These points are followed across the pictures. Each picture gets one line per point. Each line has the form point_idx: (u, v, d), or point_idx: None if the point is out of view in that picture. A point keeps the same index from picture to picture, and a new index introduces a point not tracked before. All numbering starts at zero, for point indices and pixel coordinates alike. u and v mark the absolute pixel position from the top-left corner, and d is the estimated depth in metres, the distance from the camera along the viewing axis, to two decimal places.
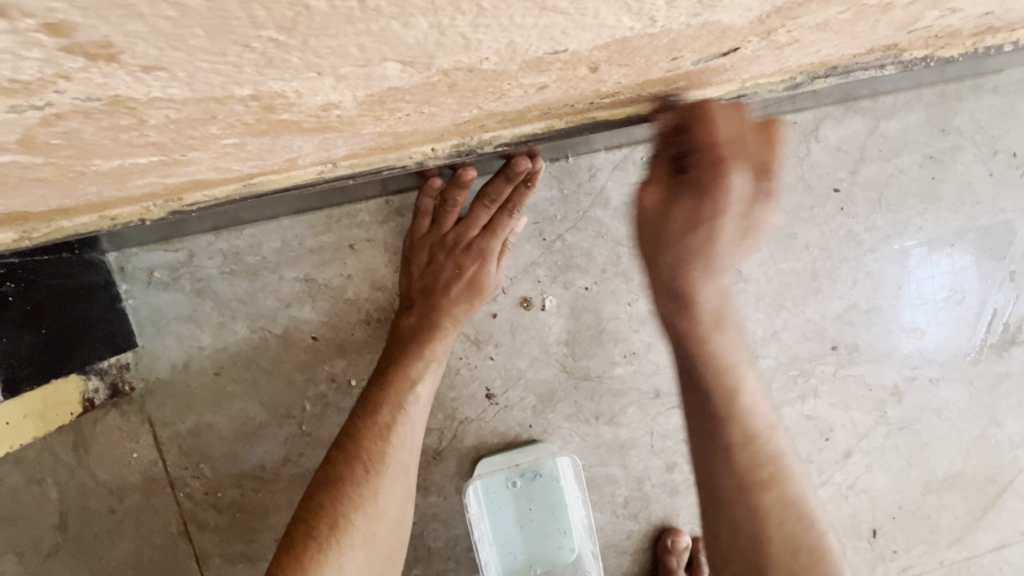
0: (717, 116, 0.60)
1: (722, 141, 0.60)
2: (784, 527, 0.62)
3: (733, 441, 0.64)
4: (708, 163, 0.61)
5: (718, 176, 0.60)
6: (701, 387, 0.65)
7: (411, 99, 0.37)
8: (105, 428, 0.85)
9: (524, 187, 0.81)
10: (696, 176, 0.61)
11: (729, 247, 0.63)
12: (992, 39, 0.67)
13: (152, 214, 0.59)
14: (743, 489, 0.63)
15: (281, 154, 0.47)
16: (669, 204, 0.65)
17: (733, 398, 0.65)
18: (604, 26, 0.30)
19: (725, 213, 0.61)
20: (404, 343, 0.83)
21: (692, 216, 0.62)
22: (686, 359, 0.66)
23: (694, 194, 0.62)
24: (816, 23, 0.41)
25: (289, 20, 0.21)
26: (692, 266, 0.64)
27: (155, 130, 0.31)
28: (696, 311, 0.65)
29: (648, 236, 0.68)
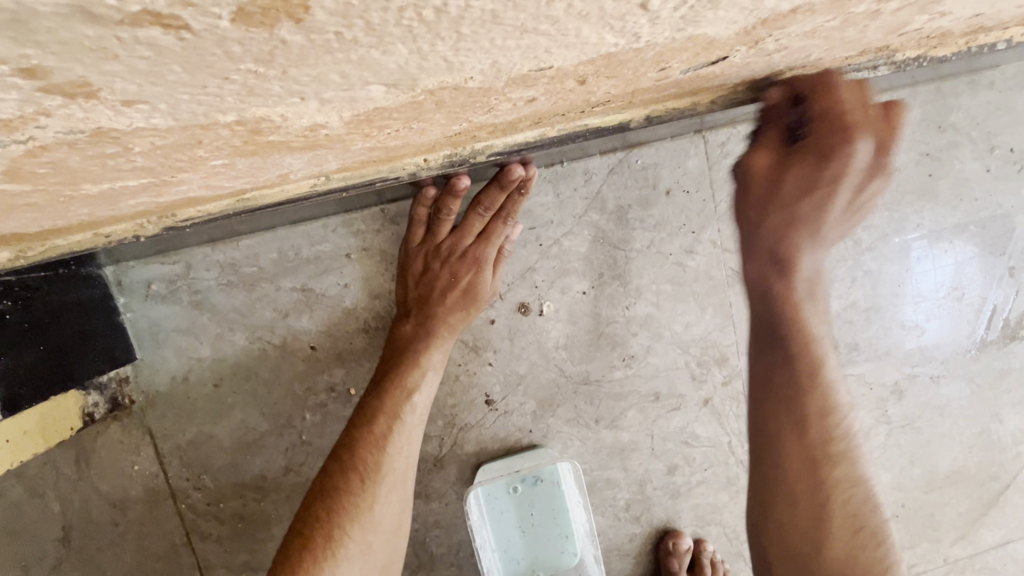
0: (841, 87, 0.59)
1: (843, 113, 0.59)
2: (843, 498, 0.76)
3: (813, 414, 0.76)
4: (819, 132, 0.60)
5: (844, 144, 0.61)
6: (781, 359, 0.75)
7: (397, 116, 0.37)
8: (106, 441, 0.85)
9: (518, 196, 0.81)
10: (814, 146, 0.61)
11: (835, 220, 0.69)
12: (985, 37, 0.67)
13: (146, 230, 0.59)
14: (811, 467, 0.74)
15: (271, 171, 0.47)
16: (781, 169, 0.65)
17: (818, 373, 0.76)
18: (587, 44, 0.30)
19: (841, 187, 0.65)
20: (399, 351, 0.83)
21: (806, 184, 0.64)
22: (783, 326, 0.75)
23: (810, 163, 0.62)
24: (804, 31, 0.41)
25: (266, 53, 0.21)
26: (792, 239, 0.70)
27: (142, 156, 0.31)
28: (792, 278, 0.74)
29: (752, 201, 0.71)
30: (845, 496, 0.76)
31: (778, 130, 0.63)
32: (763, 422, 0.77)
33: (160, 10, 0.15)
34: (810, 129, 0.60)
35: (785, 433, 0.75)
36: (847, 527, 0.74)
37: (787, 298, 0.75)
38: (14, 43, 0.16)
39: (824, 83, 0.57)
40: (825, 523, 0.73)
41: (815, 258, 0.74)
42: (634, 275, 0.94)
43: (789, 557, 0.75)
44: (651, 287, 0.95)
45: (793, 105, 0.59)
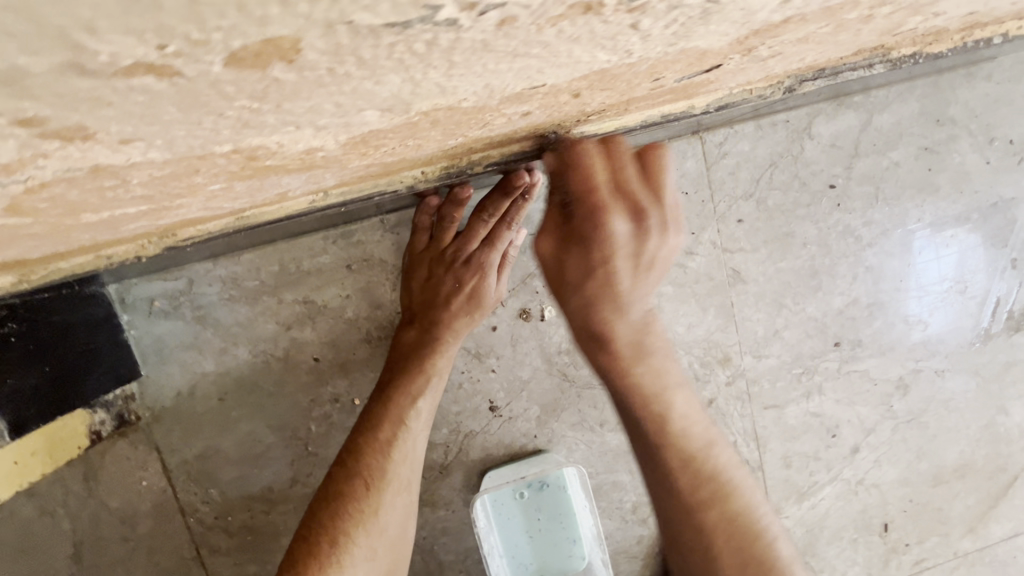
0: (591, 161, 0.57)
1: (595, 183, 0.56)
2: (725, 535, 0.60)
3: (671, 468, 0.61)
4: (581, 208, 0.56)
5: (599, 226, 0.55)
6: (630, 425, 0.62)
7: (395, 136, 0.37)
8: (114, 457, 0.85)
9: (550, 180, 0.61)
10: (579, 230, 0.57)
11: (629, 287, 0.58)
12: (981, 32, 0.67)
13: (146, 250, 0.59)
14: (685, 515, 0.61)
15: (271, 191, 0.47)
16: (564, 252, 0.58)
17: (655, 423, 0.61)
18: (580, 62, 0.30)
19: (618, 266, 0.57)
20: (404, 358, 0.83)
21: (590, 265, 0.57)
22: (615, 397, 0.62)
23: (584, 247, 0.57)
24: (797, 38, 0.41)
25: (261, 90, 0.21)
26: (596, 314, 0.59)
27: (142, 186, 0.31)
28: (612, 349, 0.60)
29: (552, 283, 0.62)
30: (729, 534, 0.60)
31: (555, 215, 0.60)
32: (646, 470, 0.63)
33: (152, 62, 0.16)
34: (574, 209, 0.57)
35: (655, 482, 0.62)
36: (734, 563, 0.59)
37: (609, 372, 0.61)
38: (12, 99, 0.16)
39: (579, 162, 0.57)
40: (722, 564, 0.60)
41: (632, 324, 0.60)
42: None
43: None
44: None
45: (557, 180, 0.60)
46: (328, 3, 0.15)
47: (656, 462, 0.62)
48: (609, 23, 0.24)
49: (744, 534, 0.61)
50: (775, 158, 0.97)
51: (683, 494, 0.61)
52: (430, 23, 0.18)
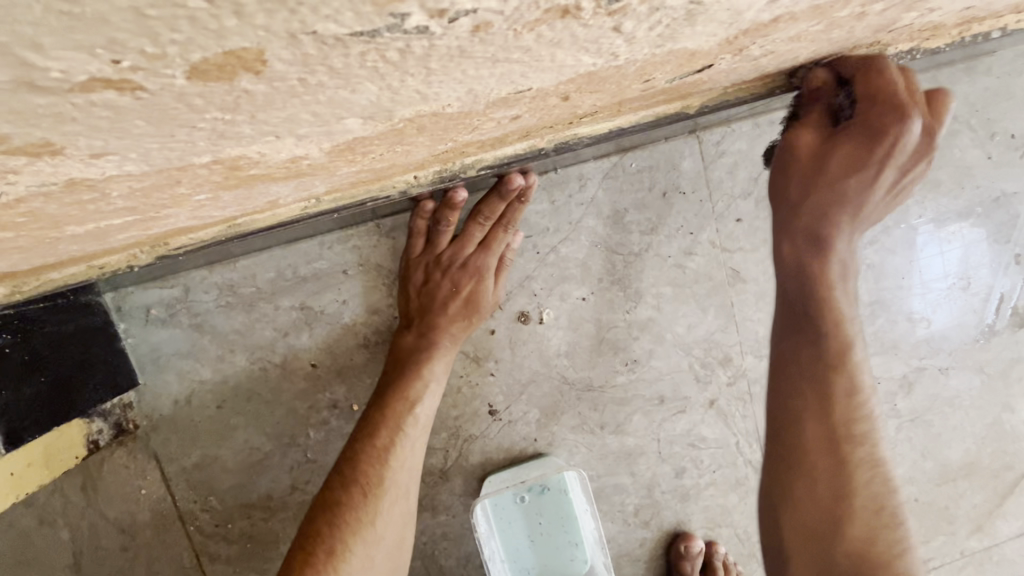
0: (890, 70, 0.52)
1: (894, 89, 0.51)
2: (869, 484, 0.56)
3: (835, 393, 0.57)
4: (877, 107, 0.52)
5: (897, 120, 0.51)
6: (807, 346, 0.58)
7: (379, 143, 0.37)
8: (112, 466, 0.85)
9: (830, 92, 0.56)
10: (860, 125, 0.53)
11: (875, 205, 0.57)
12: (980, 26, 0.66)
13: (139, 260, 0.59)
14: (832, 446, 0.57)
15: (258, 199, 0.46)
16: (830, 142, 0.55)
17: (851, 348, 0.57)
18: (564, 66, 0.30)
19: (892, 165, 0.53)
20: (401, 362, 0.82)
21: (853, 164, 0.54)
22: (805, 306, 0.58)
23: (853, 145, 0.53)
24: (790, 36, 0.40)
25: (231, 102, 0.20)
26: (833, 218, 0.56)
27: (122, 198, 0.31)
28: (828, 258, 0.57)
29: (794, 180, 0.58)
30: (873, 479, 0.57)
31: (821, 109, 0.56)
32: (786, 397, 0.59)
33: (108, 77, 0.15)
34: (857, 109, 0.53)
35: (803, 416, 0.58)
36: (871, 515, 0.55)
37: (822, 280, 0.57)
38: None
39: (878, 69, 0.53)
40: (849, 508, 0.55)
41: (854, 241, 0.57)
42: (634, 279, 0.94)
43: (808, 537, 0.56)
44: (651, 290, 0.95)
45: (836, 87, 0.55)
46: (288, 13, 0.15)
47: (809, 380, 0.58)
48: (589, 26, 0.24)
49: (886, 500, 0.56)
50: None
51: (821, 426, 0.57)
52: (400, 32, 0.18)
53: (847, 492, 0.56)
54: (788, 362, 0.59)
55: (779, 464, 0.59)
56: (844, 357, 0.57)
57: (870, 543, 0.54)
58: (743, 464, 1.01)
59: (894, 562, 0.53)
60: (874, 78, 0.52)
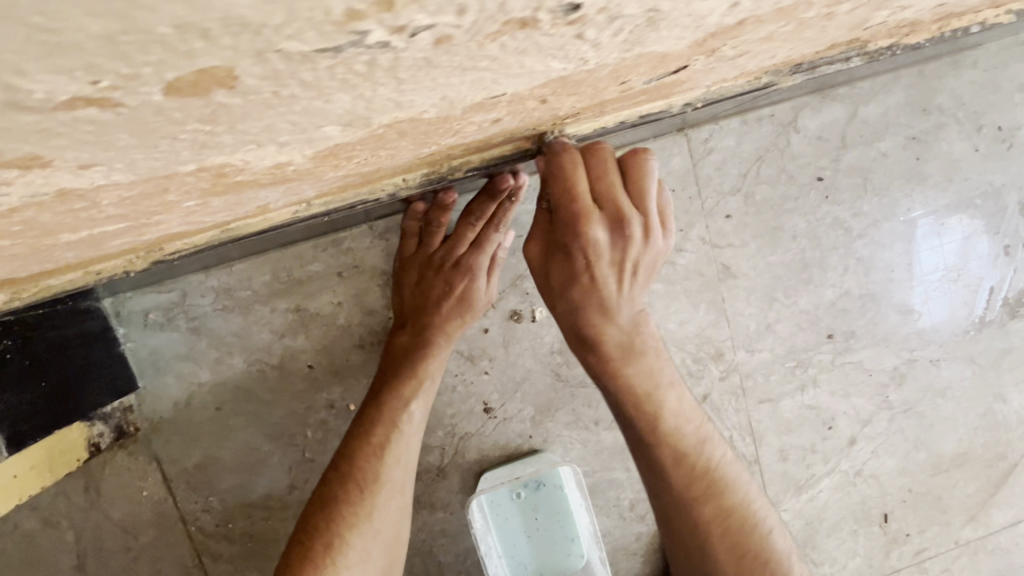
0: (569, 167, 0.57)
1: (575, 196, 0.56)
2: (723, 532, 0.65)
3: (666, 464, 0.65)
4: (563, 221, 0.57)
5: (578, 236, 0.56)
6: (625, 426, 0.66)
7: (364, 147, 0.38)
8: (114, 469, 0.87)
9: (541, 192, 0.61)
10: (563, 242, 0.58)
11: (620, 295, 0.60)
12: (958, 22, 0.67)
13: (135, 265, 0.60)
14: (680, 499, 0.66)
15: (250, 204, 0.48)
16: (551, 258, 0.60)
17: (661, 423, 0.64)
18: (535, 72, 0.31)
19: (602, 271, 0.58)
20: (396, 360, 0.84)
21: (570, 274, 0.59)
22: (612, 400, 0.64)
23: (564, 258, 0.59)
24: (760, 37, 0.41)
25: (210, 114, 0.22)
26: (589, 324, 0.60)
27: (114, 206, 0.32)
28: (603, 357, 0.62)
29: (549, 294, 0.62)
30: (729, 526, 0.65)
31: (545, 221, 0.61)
32: (642, 470, 0.67)
33: (89, 96, 0.16)
34: (557, 220, 0.58)
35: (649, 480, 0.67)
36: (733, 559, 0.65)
37: (604, 374, 0.63)
38: None
39: (558, 175, 0.57)
40: (715, 559, 0.65)
41: (622, 328, 0.61)
42: None
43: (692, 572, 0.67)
44: None
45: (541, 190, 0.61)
46: (252, 35, 0.16)
47: (646, 461, 0.66)
48: (552, 35, 0.25)
49: (741, 539, 0.65)
50: (761, 152, 0.98)
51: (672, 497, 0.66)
52: (363, 46, 0.19)
53: (709, 545, 0.65)
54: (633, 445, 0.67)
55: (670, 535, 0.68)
56: (661, 434, 0.65)
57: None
58: None
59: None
60: (560, 186, 0.57)
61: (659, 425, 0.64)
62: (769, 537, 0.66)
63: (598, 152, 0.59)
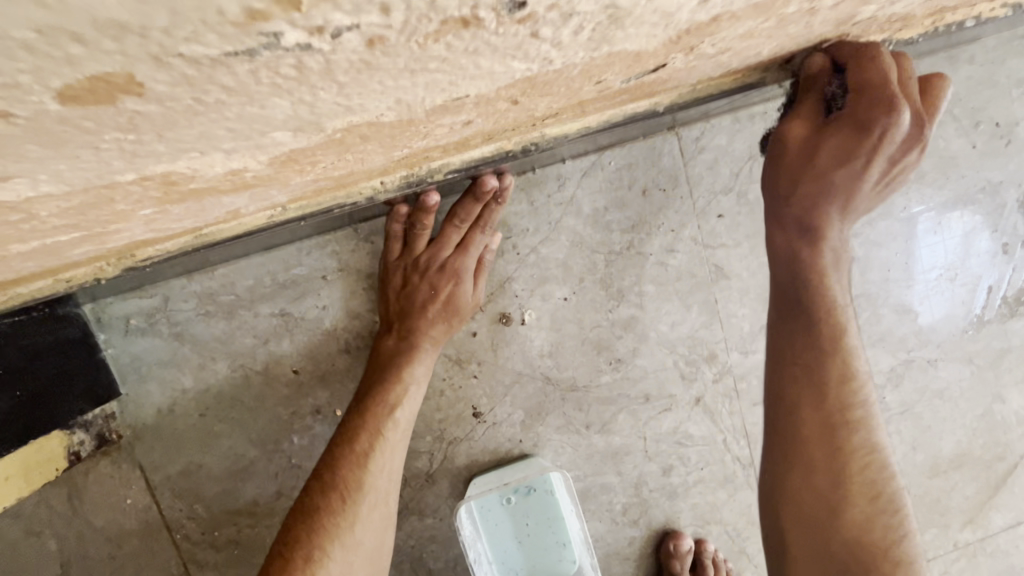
0: (883, 58, 0.52)
1: (890, 79, 0.51)
2: (864, 472, 0.58)
3: (832, 380, 0.59)
4: (871, 99, 0.51)
5: (886, 116, 0.51)
6: (800, 328, 0.61)
7: (324, 153, 0.37)
8: (97, 476, 0.86)
9: (825, 78, 0.55)
10: (852, 117, 0.52)
11: (866, 194, 0.58)
12: (953, 16, 0.65)
13: (107, 271, 0.59)
14: (827, 435, 0.58)
15: (216, 210, 0.46)
16: (818, 137, 0.56)
17: (840, 335, 0.60)
18: (494, 73, 0.30)
19: (881, 155, 0.53)
20: (381, 365, 0.82)
21: (841, 155, 0.54)
22: (799, 294, 0.60)
23: (846, 135, 0.53)
24: (741, 33, 0.40)
25: (127, 123, 0.20)
26: (819, 210, 0.58)
27: (56, 217, 0.31)
28: (819, 246, 0.60)
29: (783, 176, 0.60)
30: (868, 469, 0.58)
31: (813, 99, 0.56)
32: (784, 383, 0.61)
33: None
34: (850, 97, 0.53)
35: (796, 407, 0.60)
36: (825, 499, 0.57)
37: (812, 271, 0.60)
38: None
39: (870, 58, 0.52)
40: (808, 489, 0.58)
41: (843, 229, 0.60)
42: (616, 278, 0.93)
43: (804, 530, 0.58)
44: (634, 288, 0.94)
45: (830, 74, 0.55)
46: (138, 38, 0.14)
47: (815, 370, 0.60)
48: (502, 34, 0.24)
49: (880, 488, 0.58)
50: None
51: (800, 416, 0.60)
52: (281, 49, 0.18)
53: (844, 485, 0.58)
54: (793, 357, 0.61)
55: (772, 483, 0.61)
56: (841, 339, 0.60)
57: (867, 530, 0.56)
58: (731, 460, 1.01)
59: (890, 551, 0.55)
60: (868, 67, 0.51)
61: (842, 341, 0.60)
62: (903, 497, 0.58)
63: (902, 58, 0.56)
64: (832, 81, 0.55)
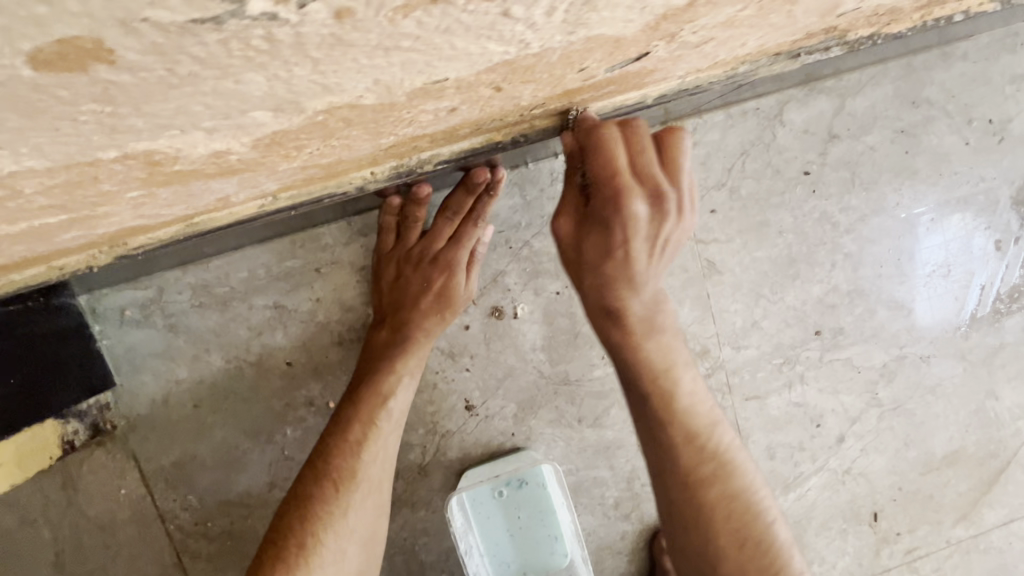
0: (608, 149, 0.59)
1: (614, 171, 0.59)
2: (723, 516, 0.63)
3: (676, 441, 0.64)
4: (602, 196, 0.59)
5: (618, 210, 0.58)
6: (637, 401, 0.65)
7: (309, 136, 0.37)
8: (91, 467, 0.86)
9: (575, 169, 0.62)
10: (598, 216, 0.60)
11: (646, 266, 0.62)
12: (940, 10, 0.66)
13: (100, 260, 0.59)
14: (686, 486, 0.64)
15: (206, 196, 0.47)
16: (580, 235, 0.62)
17: (672, 399, 0.64)
18: (472, 55, 0.30)
19: (636, 243, 0.60)
20: (375, 356, 0.83)
21: (603, 249, 0.61)
22: (626, 372, 0.65)
23: (600, 233, 0.60)
24: (719, 22, 0.40)
25: (102, 93, 0.21)
26: (613, 294, 0.63)
27: (43, 195, 0.31)
28: (627, 325, 0.64)
29: (571, 267, 0.65)
30: (731, 518, 0.63)
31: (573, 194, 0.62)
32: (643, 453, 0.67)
33: None
34: (596, 194, 0.60)
35: (654, 465, 0.65)
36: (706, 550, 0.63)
37: (625, 347, 0.64)
38: None
39: (597, 154, 0.59)
40: (687, 544, 0.64)
41: (649, 296, 0.64)
42: None
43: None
44: None
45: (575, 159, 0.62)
46: None
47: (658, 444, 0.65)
48: (474, 12, 0.24)
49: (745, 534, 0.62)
50: (746, 146, 0.96)
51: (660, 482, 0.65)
52: (248, 18, 0.18)
53: (715, 540, 0.62)
54: (641, 428, 0.67)
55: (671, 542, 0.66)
56: (671, 404, 0.64)
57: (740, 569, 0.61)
58: None
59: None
60: (601, 163, 0.59)
61: (676, 397, 0.64)
62: (765, 513, 0.64)
63: (633, 126, 0.61)
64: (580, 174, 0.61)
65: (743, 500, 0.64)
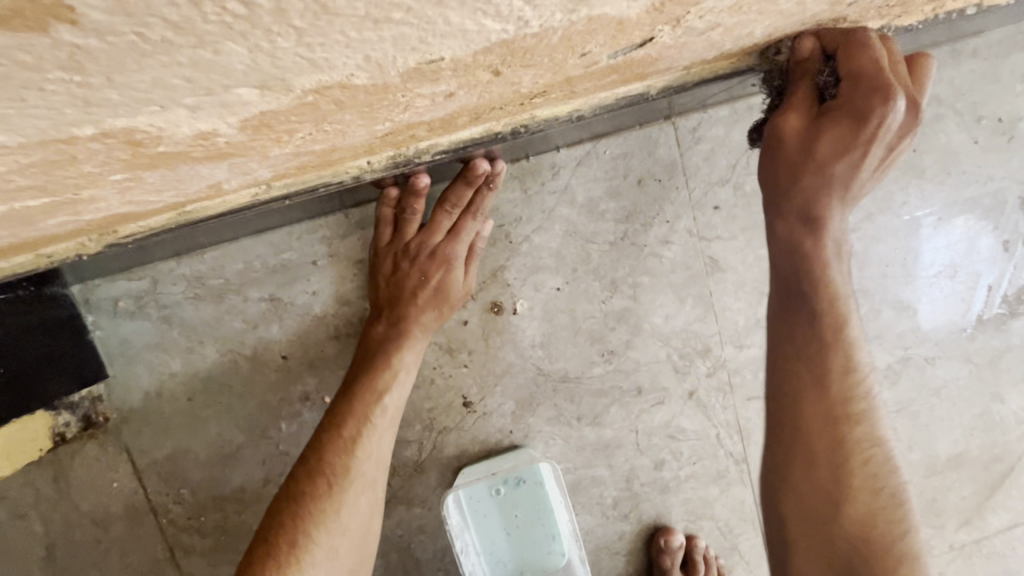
0: (871, 44, 0.53)
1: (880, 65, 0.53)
2: (864, 460, 0.60)
3: (835, 371, 0.61)
4: (862, 89, 0.52)
5: (883, 104, 0.52)
6: (805, 315, 0.61)
7: (298, 119, 0.36)
8: (83, 460, 0.85)
9: (817, 66, 0.56)
10: (855, 105, 0.53)
11: (864, 180, 0.59)
12: (953, 3, 0.64)
13: (89, 249, 0.58)
14: (828, 424, 0.60)
15: (195, 182, 0.46)
16: (814, 131, 0.56)
17: (841, 331, 0.61)
18: (466, 33, 0.29)
19: (876, 147, 0.55)
20: (370, 351, 0.82)
21: (842, 146, 0.55)
22: (800, 282, 0.61)
23: (846, 126, 0.54)
24: (728, 5, 0.39)
25: (68, 59, 0.19)
26: (822, 201, 0.58)
27: (19, 174, 0.30)
28: (822, 236, 0.60)
29: (783, 167, 0.59)
30: (867, 462, 0.60)
31: (809, 90, 0.57)
32: (784, 378, 0.63)
33: None
34: (846, 87, 0.54)
35: (803, 388, 0.61)
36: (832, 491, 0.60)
37: (812, 258, 0.60)
38: None
39: (861, 48, 0.53)
40: (815, 480, 0.60)
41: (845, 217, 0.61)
42: (609, 268, 0.93)
43: (809, 519, 0.61)
44: (628, 280, 0.93)
45: (823, 61, 0.55)
46: None
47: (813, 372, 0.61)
48: None
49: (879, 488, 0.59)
50: None
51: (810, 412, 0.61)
52: None
53: (847, 478, 0.60)
54: (791, 344, 0.62)
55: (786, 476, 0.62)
56: (837, 335, 0.61)
57: (865, 519, 0.59)
58: (724, 456, 1.00)
59: (894, 544, 0.58)
60: (863, 53, 0.52)
61: (848, 325, 0.61)
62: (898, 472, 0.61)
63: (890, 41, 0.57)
64: (827, 69, 0.55)
65: (883, 450, 0.61)
